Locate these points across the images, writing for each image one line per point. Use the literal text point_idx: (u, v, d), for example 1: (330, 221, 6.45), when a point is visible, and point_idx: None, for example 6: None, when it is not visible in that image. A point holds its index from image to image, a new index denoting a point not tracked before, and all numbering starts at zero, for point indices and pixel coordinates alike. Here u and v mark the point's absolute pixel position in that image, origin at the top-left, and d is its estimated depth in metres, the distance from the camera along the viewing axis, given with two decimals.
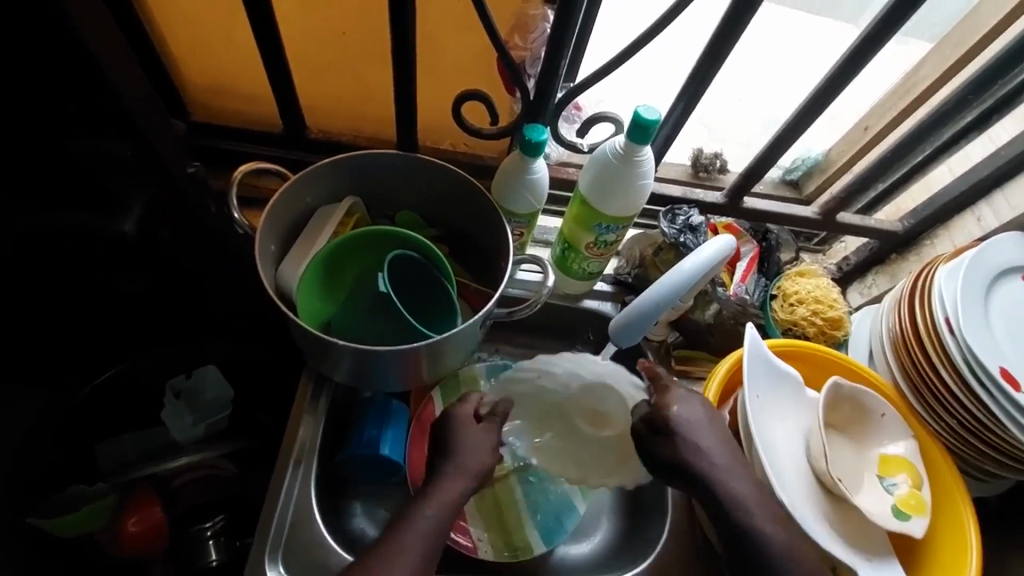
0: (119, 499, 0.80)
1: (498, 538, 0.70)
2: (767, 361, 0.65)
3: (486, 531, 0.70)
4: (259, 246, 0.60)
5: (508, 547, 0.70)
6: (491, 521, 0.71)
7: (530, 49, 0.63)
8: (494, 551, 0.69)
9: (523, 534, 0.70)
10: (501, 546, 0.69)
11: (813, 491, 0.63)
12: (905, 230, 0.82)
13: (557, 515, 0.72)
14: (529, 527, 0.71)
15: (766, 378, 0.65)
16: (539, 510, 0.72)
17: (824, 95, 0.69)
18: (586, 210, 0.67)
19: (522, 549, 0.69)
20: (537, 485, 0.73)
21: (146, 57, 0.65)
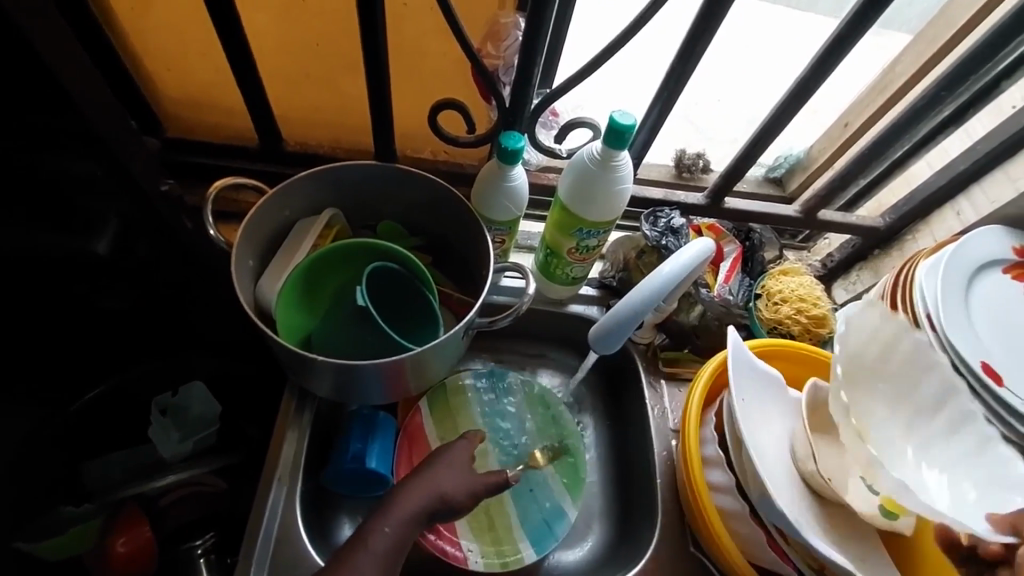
0: (103, 520, 0.79)
1: (489, 549, 0.69)
2: (751, 363, 0.65)
3: (477, 541, 0.70)
4: (235, 262, 0.60)
5: (498, 555, 0.69)
6: (480, 530, 0.70)
7: (503, 57, 0.62)
8: (485, 562, 0.68)
9: (515, 544, 0.70)
10: (492, 557, 0.69)
11: (799, 494, 0.61)
12: (887, 226, 0.83)
13: (548, 522, 0.72)
14: (520, 535, 0.70)
15: (751, 381, 0.64)
16: (529, 518, 0.72)
17: (802, 91, 0.69)
18: (566, 216, 0.67)
19: (513, 557, 0.69)
20: (527, 491, 0.73)
21: (116, 75, 0.64)
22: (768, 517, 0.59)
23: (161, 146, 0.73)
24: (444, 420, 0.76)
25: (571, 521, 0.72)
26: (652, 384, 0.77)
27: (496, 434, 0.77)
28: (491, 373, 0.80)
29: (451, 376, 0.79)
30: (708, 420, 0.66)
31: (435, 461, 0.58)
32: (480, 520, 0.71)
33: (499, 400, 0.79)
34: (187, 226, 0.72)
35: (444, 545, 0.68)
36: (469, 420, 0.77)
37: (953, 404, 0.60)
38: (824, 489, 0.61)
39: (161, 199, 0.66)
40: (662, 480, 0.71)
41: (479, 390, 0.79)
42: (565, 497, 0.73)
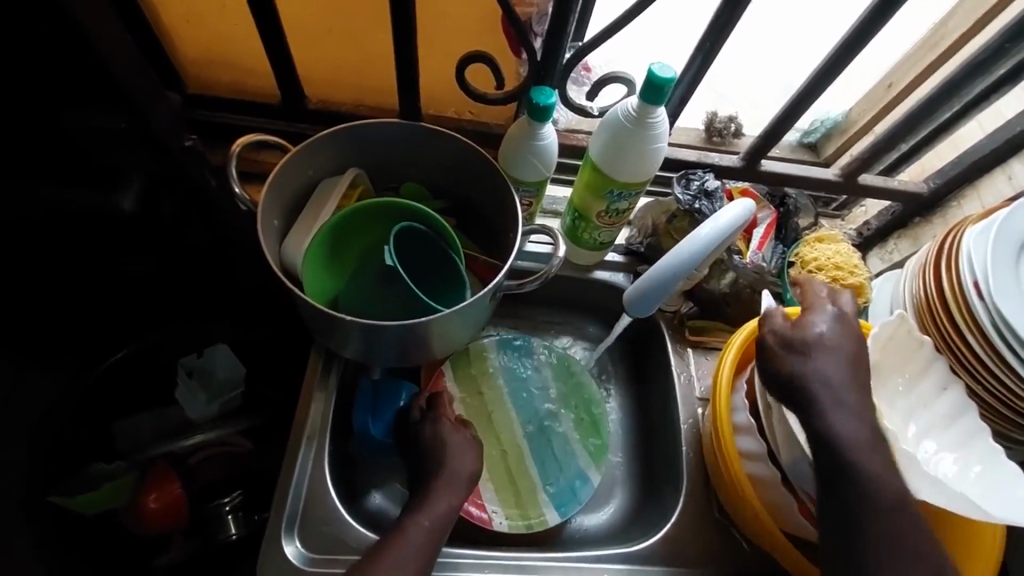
0: (136, 477, 0.81)
1: (512, 509, 0.70)
2: None
3: (499, 495, 0.71)
4: (261, 220, 0.59)
5: (522, 517, 0.70)
6: (502, 487, 0.71)
7: (536, 4, 0.59)
8: (510, 524, 0.69)
9: (536, 505, 0.70)
10: (513, 516, 0.69)
11: None
12: (930, 191, 0.79)
13: (570, 486, 0.72)
14: (543, 499, 0.71)
15: None
16: (553, 483, 0.72)
17: (852, 45, 0.64)
18: (598, 177, 0.65)
19: (537, 519, 0.69)
20: (548, 453, 0.74)
21: (136, 26, 0.62)
22: (800, 482, 0.59)
23: (183, 103, 0.71)
24: (467, 383, 0.76)
25: (592, 487, 0.72)
26: (678, 353, 0.76)
27: (519, 402, 0.76)
28: (513, 340, 0.79)
29: (473, 343, 0.78)
30: (738, 388, 0.65)
31: (444, 462, 0.61)
32: (504, 484, 0.71)
33: (521, 365, 0.78)
34: (212, 184, 0.70)
35: (470, 507, 0.69)
36: (492, 388, 0.77)
37: (948, 395, 0.63)
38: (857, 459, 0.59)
39: (184, 153, 0.66)
40: (687, 448, 0.70)
41: (502, 355, 0.78)
42: (586, 460, 0.74)
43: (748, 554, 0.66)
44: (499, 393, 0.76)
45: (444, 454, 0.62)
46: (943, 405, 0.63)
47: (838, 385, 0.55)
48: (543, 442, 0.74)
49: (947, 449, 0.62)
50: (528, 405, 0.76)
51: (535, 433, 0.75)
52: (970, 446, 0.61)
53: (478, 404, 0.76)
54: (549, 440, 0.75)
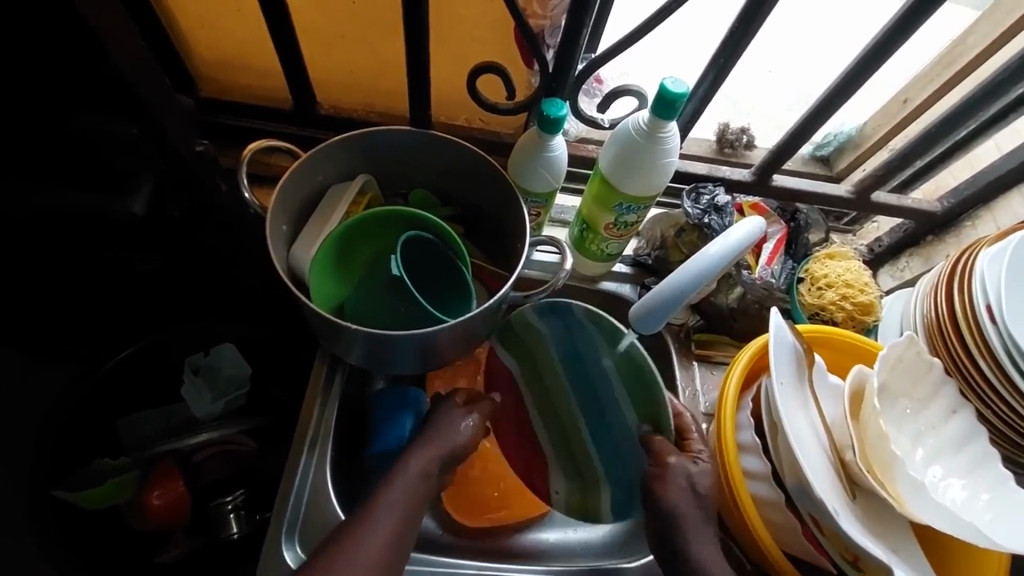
0: (140, 475, 0.81)
1: (572, 484, 0.72)
2: (793, 349, 0.61)
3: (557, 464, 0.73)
4: (270, 227, 0.59)
5: (581, 500, 0.71)
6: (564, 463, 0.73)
7: (550, 17, 0.58)
8: (568, 503, 0.72)
9: (594, 471, 0.71)
10: (573, 494, 0.72)
11: (840, 485, 0.58)
12: (944, 210, 0.78)
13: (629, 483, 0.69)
14: (602, 486, 0.71)
15: (793, 369, 0.60)
16: (613, 475, 0.70)
17: (865, 64, 0.63)
18: (607, 190, 0.64)
19: (593, 509, 0.71)
20: (609, 439, 0.71)
21: (152, 31, 0.63)
22: (804, 504, 0.58)
23: (196, 107, 0.71)
24: (516, 351, 0.75)
25: (638, 445, 0.68)
26: (684, 366, 0.75)
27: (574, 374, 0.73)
28: (552, 306, 0.71)
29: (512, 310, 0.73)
30: (744, 405, 0.64)
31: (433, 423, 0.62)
32: (566, 461, 0.72)
33: (571, 333, 0.72)
34: (222, 188, 0.69)
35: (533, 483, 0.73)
36: (542, 355, 0.74)
37: (958, 419, 0.63)
38: (862, 483, 0.58)
39: (195, 158, 0.64)
40: None
41: (547, 322, 0.73)
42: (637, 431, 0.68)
43: None
44: (554, 364, 0.74)
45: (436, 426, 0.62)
46: (951, 429, 0.63)
47: (785, 387, 0.59)
48: (599, 425, 0.71)
49: (957, 473, 0.61)
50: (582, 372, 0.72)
51: (592, 420, 0.72)
52: (978, 474, 0.61)
53: (534, 375, 0.75)
54: (608, 421, 0.71)
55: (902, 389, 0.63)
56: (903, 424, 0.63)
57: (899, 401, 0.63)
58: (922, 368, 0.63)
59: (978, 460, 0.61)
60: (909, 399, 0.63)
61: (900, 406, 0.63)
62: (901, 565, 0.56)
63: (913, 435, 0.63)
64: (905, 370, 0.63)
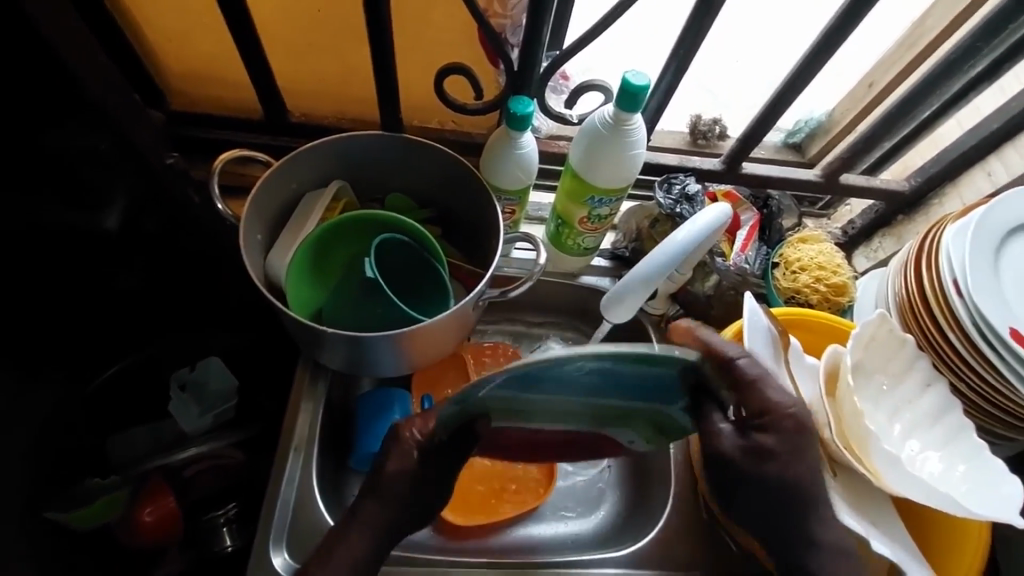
0: (130, 491, 0.81)
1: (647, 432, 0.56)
2: (768, 330, 0.62)
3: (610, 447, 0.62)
4: (243, 236, 0.59)
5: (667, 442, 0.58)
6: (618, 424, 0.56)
7: (511, 16, 0.59)
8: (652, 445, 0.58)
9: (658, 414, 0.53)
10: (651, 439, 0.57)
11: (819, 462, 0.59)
12: (912, 189, 0.80)
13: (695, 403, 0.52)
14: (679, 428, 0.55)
15: (768, 349, 0.61)
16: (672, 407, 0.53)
17: (823, 50, 0.65)
18: (577, 184, 0.65)
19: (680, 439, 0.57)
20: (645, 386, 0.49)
21: (117, 47, 0.63)
22: None
23: (166, 120, 0.72)
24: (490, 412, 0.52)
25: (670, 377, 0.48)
26: None
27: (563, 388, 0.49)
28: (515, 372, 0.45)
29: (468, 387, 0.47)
30: None
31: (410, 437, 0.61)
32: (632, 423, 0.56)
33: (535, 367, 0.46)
34: (194, 200, 0.71)
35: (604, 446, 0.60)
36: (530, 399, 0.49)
37: (932, 392, 0.64)
38: (840, 458, 0.59)
39: (166, 170, 0.67)
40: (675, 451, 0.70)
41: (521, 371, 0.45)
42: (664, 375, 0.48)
43: (737, 555, 0.66)
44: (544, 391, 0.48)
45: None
46: (926, 403, 0.64)
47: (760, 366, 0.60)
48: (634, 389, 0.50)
49: (931, 445, 0.62)
50: (577, 386, 0.48)
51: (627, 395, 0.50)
52: (953, 446, 0.62)
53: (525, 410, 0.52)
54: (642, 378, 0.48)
55: (877, 366, 0.64)
56: (879, 400, 0.64)
57: (874, 377, 0.64)
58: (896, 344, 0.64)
59: (953, 433, 0.62)
60: (883, 375, 0.64)
61: (876, 382, 0.64)
62: (879, 537, 0.57)
63: (888, 410, 0.64)
64: (878, 346, 0.64)
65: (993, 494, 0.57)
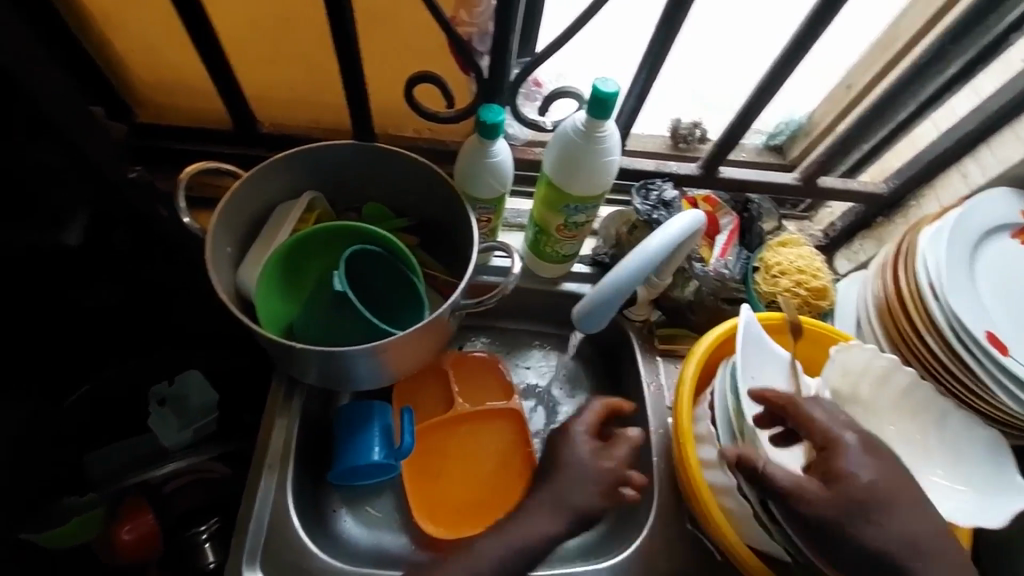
0: (108, 509, 0.81)
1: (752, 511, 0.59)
2: (759, 343, 0.64)
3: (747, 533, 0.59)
4: (210, 250, 0.58)
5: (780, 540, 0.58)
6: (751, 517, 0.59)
7: (477, 24, 0.59)
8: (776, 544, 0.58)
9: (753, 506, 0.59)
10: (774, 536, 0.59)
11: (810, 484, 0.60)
12: (890, 191, 0.80)
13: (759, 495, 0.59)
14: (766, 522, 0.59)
15: (757, 359, 0.63)
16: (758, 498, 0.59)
17: (795, 53, 0.64)
18: (553, 192, 0.65)
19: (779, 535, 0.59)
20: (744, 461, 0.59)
21: (77, 60, 0.62)
22: None
23: (132, 133, 0.71)
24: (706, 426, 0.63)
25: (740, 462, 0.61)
26: (648, 362, 0.76)
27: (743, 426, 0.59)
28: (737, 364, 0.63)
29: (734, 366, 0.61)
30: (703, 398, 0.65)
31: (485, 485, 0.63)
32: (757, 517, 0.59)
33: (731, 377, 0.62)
34: (162, 214, 0.71)
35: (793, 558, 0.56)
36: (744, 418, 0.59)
37: (907, 410, 0.65)
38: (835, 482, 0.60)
39: (128, 184, 0.66)
40: (657, 457, 0.70)
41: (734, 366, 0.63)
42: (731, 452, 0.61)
43: (721, 564, 0.66)
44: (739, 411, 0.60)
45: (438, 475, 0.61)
46: (904, 422, 0.65)
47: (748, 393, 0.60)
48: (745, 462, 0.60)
49: (916, 434, 0.65)
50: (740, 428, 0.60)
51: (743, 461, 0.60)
52: (932, 457, 0.64)
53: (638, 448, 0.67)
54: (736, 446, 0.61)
55: (863, 384, 0.65)
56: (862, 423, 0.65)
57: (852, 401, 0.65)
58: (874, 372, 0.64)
59: (931, 450, 0.64)
60: (844, 384, 0.65)
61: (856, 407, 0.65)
62: None
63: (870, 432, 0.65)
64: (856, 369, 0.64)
65: (965, 503, 0.61)
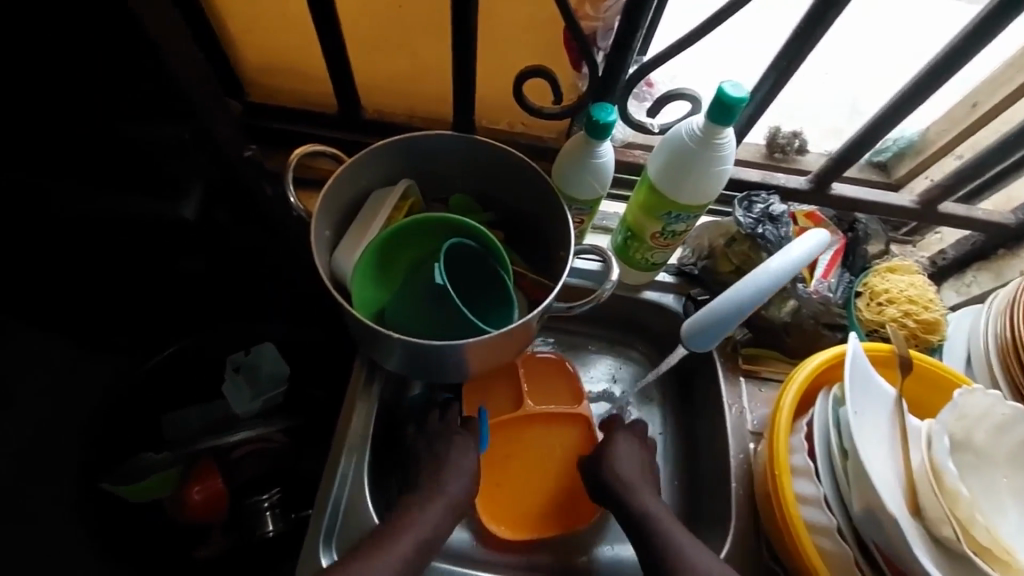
0: (182, 470, 0.82)
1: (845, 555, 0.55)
2: (868, 377, 0.60)
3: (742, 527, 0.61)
4: (314, 231, 0.59)
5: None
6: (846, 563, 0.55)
7: (602, 19, 0.56)
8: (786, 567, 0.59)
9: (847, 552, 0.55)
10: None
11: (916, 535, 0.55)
12: (1019, 223, 0.73)
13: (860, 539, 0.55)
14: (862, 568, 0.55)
15: (864, 393, 0.59)
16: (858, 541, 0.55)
17: (944, 68, 0.59)
18: (655, 198, 0.62)
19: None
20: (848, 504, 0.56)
21: (201, 37, 0.64)
22: (870, 535, 0.55)
23: (243, 111, 0.72)
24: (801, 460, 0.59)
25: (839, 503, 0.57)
26: (731, 381, 0.72)
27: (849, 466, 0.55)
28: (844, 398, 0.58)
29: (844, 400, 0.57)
30: (798, 428, 0.61)
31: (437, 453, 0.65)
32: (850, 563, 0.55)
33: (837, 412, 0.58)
34: (266, 192, 0.73)
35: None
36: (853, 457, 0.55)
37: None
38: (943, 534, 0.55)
39: (243, 164, 0.68)
40: (737, 485, 0.66)
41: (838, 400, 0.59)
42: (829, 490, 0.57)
43: None
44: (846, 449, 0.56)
45: (435, 454, 0.65)
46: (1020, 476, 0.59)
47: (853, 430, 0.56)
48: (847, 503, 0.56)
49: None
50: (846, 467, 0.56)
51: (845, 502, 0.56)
52: None
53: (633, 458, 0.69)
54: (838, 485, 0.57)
55: (982, 430, 0.59)
56: (975, 472, 0.59)
57: (967, 447, 0.59)
58: (992, 418, 0.58)
59: None
60: (959, 428, 0.58)
61: (970, 455, 0.59)
62: None
63: (984, 483, 0.59)
64: (974, 414, 0.58)
65: None
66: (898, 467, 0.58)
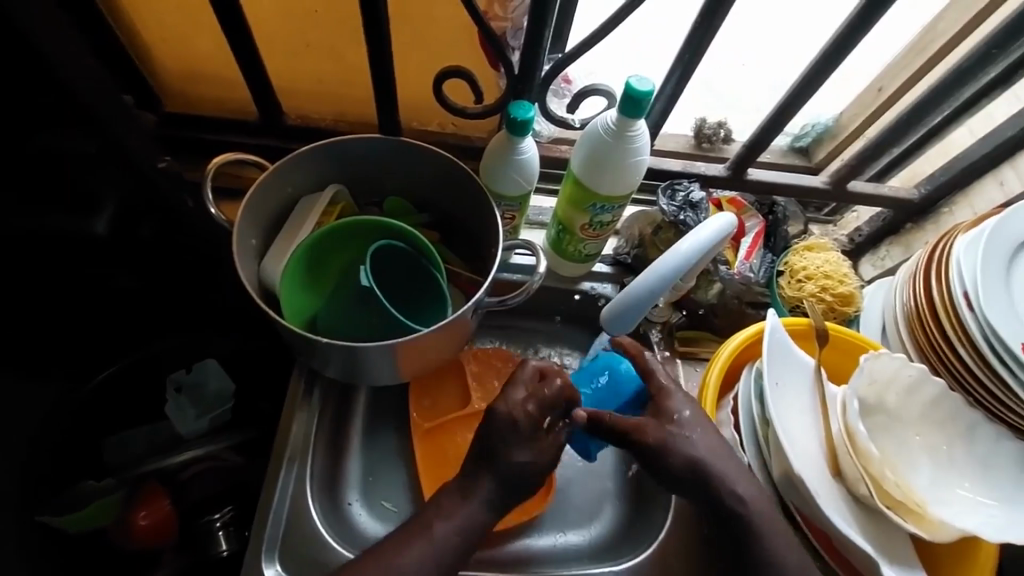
0: (125, 496, 0.79)
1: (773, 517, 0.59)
2: (787, 350, 0.63)
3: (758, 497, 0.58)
4: (236, 240, 0.58)
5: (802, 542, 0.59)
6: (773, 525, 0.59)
7: (511, 19, 0.58)
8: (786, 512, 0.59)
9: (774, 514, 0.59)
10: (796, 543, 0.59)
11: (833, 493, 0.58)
12: (921, 197, 0.78)
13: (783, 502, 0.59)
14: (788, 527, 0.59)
15: (783, 365, 0.62)
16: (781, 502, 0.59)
17: (836, 54, 0.63)
18: (580, 191, 0.64)
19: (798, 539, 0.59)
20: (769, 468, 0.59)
21: (108, 47, 0.62)
22: (789, 496, 0.59)
23: (160, 122, 0.71)
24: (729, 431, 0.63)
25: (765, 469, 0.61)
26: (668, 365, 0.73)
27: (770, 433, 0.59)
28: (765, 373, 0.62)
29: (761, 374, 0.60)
30: (725, 404, 0.64)
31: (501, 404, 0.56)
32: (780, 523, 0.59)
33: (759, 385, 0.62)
34: (189, 205, 0.72)
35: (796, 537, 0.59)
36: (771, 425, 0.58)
37: (932, 417, 0.63)
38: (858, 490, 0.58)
39: (159, 174, 0.67)
40: None
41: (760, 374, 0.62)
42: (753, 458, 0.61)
43: None
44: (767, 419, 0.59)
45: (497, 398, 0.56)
46: (930, 430, 0.63)
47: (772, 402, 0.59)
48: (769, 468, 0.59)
49: (942, 441, 0.63)
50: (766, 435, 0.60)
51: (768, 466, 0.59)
52: (958, 466, 0.62)
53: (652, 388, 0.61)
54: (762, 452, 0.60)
55: (895, 391, 0.63)
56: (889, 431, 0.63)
57: (881, 409, 0.63)
58: (901, 379, 0.62)
59: (957, 458, 0.62)
60: (870, 393, 0.62)
61: (885, 415, 0.63)
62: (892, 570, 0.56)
63: (899, 441, 0.63)
64: (883, 378, 0.62)
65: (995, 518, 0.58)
66: (818, 432, 0.61)
